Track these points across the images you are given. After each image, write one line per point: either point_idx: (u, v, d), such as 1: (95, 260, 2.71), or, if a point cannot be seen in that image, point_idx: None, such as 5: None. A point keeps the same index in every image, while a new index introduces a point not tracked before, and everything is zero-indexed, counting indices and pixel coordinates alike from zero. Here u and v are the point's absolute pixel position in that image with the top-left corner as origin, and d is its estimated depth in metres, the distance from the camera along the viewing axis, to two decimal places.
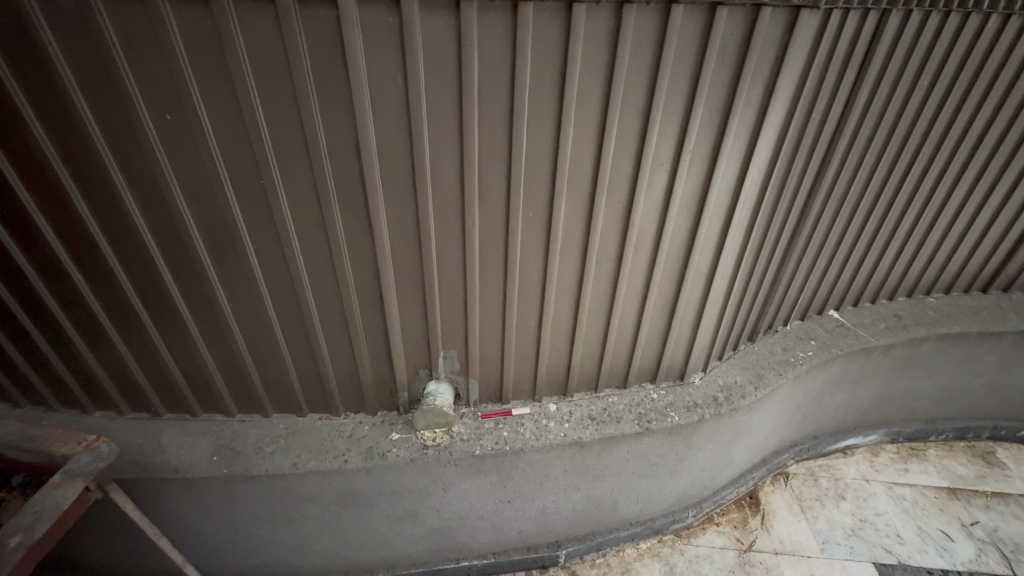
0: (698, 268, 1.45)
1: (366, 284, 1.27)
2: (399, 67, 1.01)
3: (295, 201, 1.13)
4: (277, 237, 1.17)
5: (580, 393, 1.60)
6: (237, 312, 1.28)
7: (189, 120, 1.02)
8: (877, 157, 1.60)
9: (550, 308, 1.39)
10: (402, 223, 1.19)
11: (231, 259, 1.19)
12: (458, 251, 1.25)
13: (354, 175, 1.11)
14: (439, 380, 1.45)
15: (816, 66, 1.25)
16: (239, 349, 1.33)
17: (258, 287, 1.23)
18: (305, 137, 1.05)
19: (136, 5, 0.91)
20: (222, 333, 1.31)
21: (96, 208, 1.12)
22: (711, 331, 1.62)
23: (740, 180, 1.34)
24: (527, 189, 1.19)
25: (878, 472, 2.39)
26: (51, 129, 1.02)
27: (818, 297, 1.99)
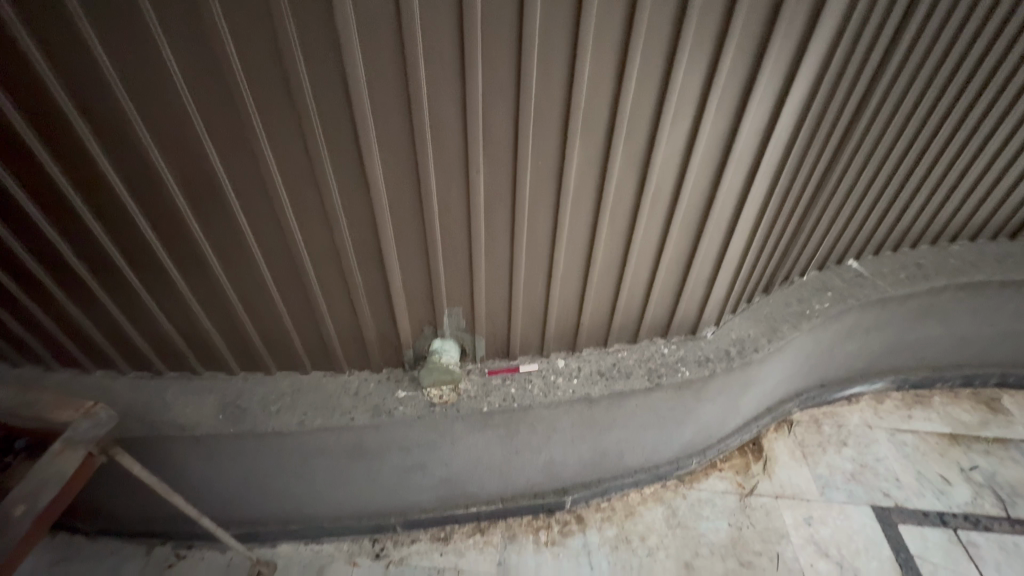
0: (719, 218, 1.35)
1: (365, 239, 1.19)
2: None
3: (282, 154, 1.03)
4: (267, 196, 1.08)
5: (590, 348, 1.56)
6: (232, 277, 1.22)
7: (151, 56, 0.88)
8: (924, 92, 1.44)
9: (559, 262, 1.31)
10: (400, 172, 1.09)
11: (222, 226, 1.12)
12: (462, 202, 1.16)
13: (345, 123, 1.00)
14: (444, 338, 1.41)
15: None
16: (234, 308, 1.27)
17: (251, 247, 1.16)
18: (286, 76, 0.93)
19: None
20: (215, 292, 1.24)
21: (63, 162, 1.01)
22: (727, 284, 1.55)
23: (772, 123, 1.21)
24: (537, 135, 1.08)
25: (881, 419, 2.41)
26: (9, 92, 0.91)
27: (838, 246, 1.90)
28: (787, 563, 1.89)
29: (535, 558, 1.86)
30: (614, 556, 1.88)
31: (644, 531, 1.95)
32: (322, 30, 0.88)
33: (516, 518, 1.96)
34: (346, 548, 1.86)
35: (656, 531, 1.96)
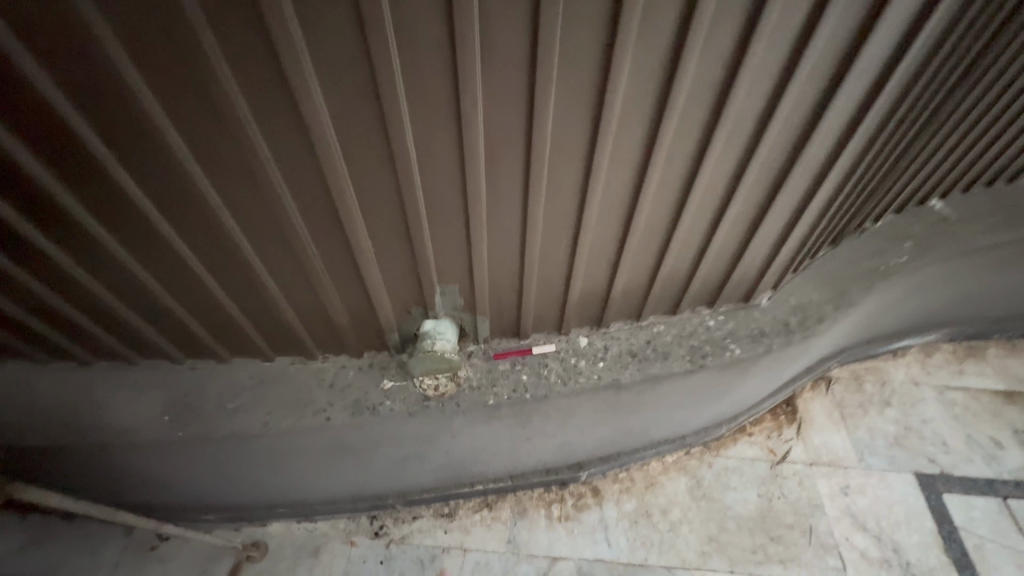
0: (809, 157, 0.98)
1: (313, 191, 0.85)
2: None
3: (166, 89, 0.69)
4: (164, 155, 0.76)
5: (619, 323, 1.26)
6: (154, 270, 0.93)
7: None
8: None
9: (588, 223, 0.98)
10: (353, 95, 0.73)
11: (121, 207, 0.82)
12: (450, 137, 0.80)
13: (253, 26, 0.63)
14: (438, 318, 1.11)
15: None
16: (146, 286, 0.95)
17: (166, 230, 0.86)
18: None
19: None
20: (119, 270, 0.92)
21: None
22: (799, 243, 1.21)
23: (916, 19, 0.80)
24: (561, 43, 0.71)
25: (929, 374, 2.17)
26: None
27: (927, 185, 1.52)
28: (820, 537, 1.74)
29: (547, 535, 1.71)
30: (633, 531, 1.74)
31: (666, 504, 1.79)
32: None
33: (526, 491, 1.79)
34: (342, 526, 1.71)
35: (678, 503, 1.80)
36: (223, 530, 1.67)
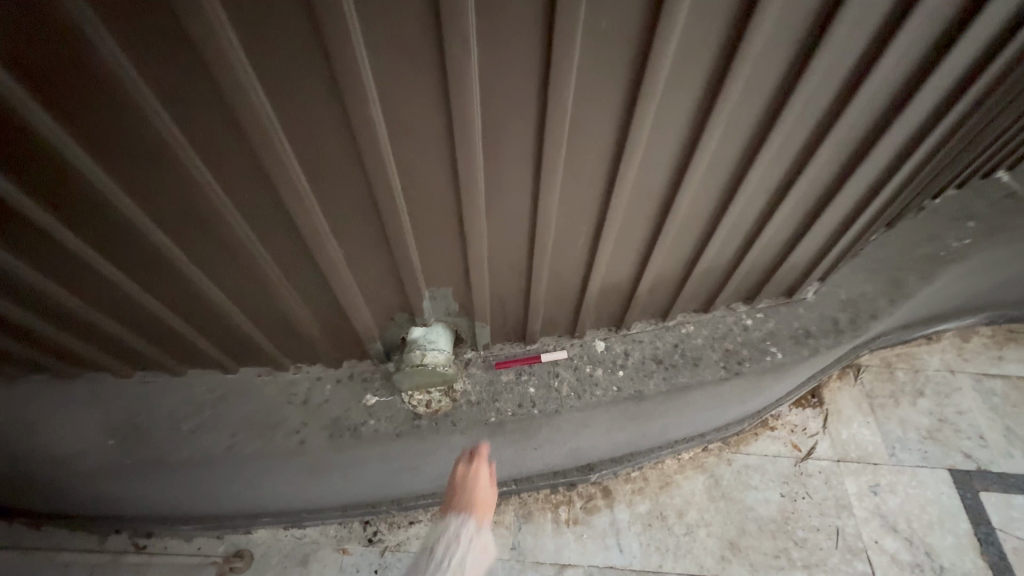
0: (897, 127, 0.77)
1: (235, 151, 0.63)
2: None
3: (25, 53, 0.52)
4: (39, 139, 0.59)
5: (641, 324, 1.08)
6: (56, 276, 0.75)
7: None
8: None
9: (611, 211, 0.79)
10: (293, 51, 0.54)
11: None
12: (414, 72, 0.58)
13: None
14: (428, 325, 0.93)
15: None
16: (40, 281, 0.75)
17: (62, 229, 0.69)
18: None
19: None
20: (8, 269, 0.72)
21: None
22: (861, 230, 1.01)
23: None
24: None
25: (966, 361, 2.01)
26: None
27: (1000, 156, 1.30)
28: (848, 540, 1.62)
29: (554, 541, 1.59)
30: (647, 535, 1.61)
31: (682, 506, 1.66)
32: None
33: (531, 493, 1.66)
34: (333, 533, 1.57)
35: (695, 504, 1.67)
36: (206, 535, 1.55)
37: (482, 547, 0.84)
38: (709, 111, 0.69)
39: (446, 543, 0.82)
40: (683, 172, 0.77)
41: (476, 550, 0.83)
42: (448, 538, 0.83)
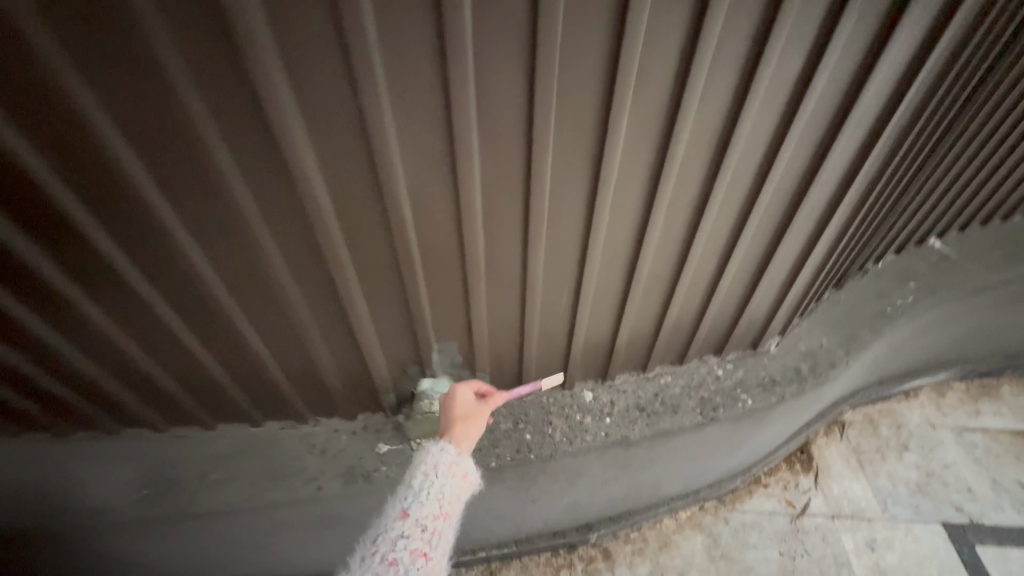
0: (809, 207, 0.96)
1: (292, 232, 0.77)
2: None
3: (179, 184, 0.69)
4: (162, 236, 0.74)
5: (625, 375, 1.19)
6: (137, 336, 0.87)
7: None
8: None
9: (589, 276, 0.95)
10: (350, 177, 0.72)
11: (114, 287, 0.80)
12: (434, 182, 0.75)
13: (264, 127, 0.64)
14: (435, 377, 1.05)
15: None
16: (101, 323, 0.84)
17: (155, 299, 0.82)
18: (152, 69, 0.58)
19: None
20: (82, 318, 0.83)
21: None
22: (805, 287, 1.17)
23: (907, 70, 0.79)
24: (560, 112, 0.70)
25: (945, 416, 2.10)
26: None
27: (927, 227, 1.49)
28: None
29: None
30: None
31: (682, 567, 1.67)
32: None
33: (532, 556, 1.67)
34: None
35: (695, 565, 1.68)
36: None
37: (464, 465, 0.86)
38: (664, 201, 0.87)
39: (423, 474, 0.83)
40: (644, 241, 0.92)
41: (458, 470, 0.85)
42: (427, 466, 0.84)
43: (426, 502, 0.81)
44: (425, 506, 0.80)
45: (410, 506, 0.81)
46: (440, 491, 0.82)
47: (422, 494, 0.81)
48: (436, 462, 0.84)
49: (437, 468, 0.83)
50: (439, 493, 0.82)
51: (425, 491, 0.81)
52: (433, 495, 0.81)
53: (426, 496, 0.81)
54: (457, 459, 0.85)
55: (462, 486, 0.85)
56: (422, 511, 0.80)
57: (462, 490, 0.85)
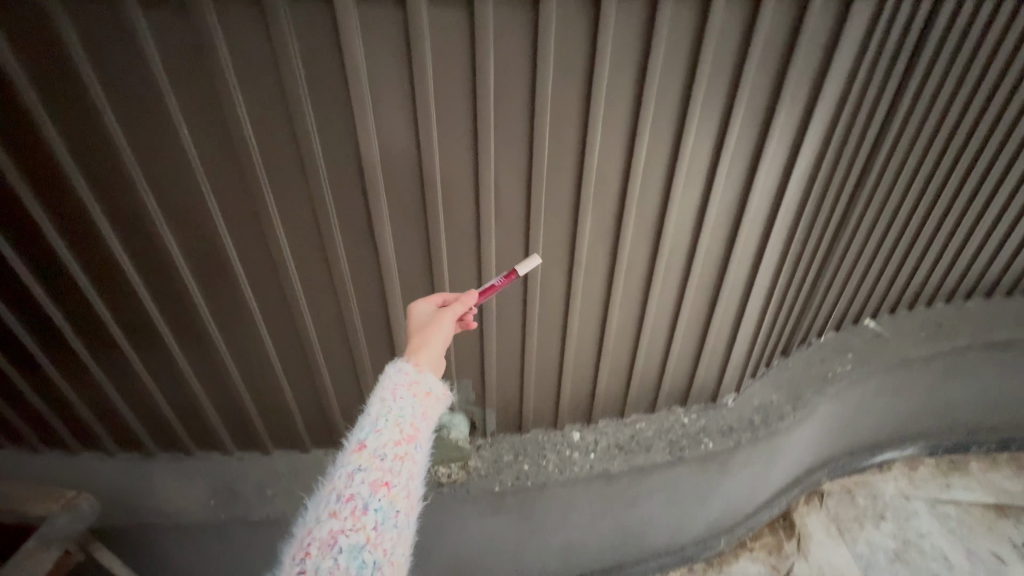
0: (732, 283, 1.29)
1: (368, 295, 1.12)
2: (400, 22, 0.79)
3: (303, 263, 1.05)
4: (285, 298, 1.09)
5: (606, 420, 1.47)
6: (244, 369, 1.20)
7: (61, 50, 0.76)
8: (952, 142, 1.35)
9: (572, 332, 1.26)
10: (411, 259, 1.08)
11: (242, 334, 1.14)
12: (469, 266, 1.11)
13: (362, 227, 1.01)
14: (452, 413, 1.34)
15: (898, 25, 1.03)
16: (221, 357, 1.16)
17: (265, 342, 1.15)
18: (311, 198, 0.96)
19: (131, 73, 0.79)
20: (209, 353, 1.16)
21: (92, 268, 1.00)
22: (747, 347, 1.51)
23: (781, 192, 1.16)
24: (547, 219, 1.06)
25: (918, 488, 2.24)
26: (57, 216, 0.92)
27: (855, 307, 1.81)
28: None
29: None
30: None
31: None
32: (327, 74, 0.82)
33: None
34: None
35: None
36: None
37: (427, 381, 0.75)
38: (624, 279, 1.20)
39: (382, 398, 0.71)
40: (610, 306, 1.24)
41: (420, 388, 0.74)
42: (386, 389, 0.73)
43: (384, 429, 0.68)
44: (383, 433, 0.67)
45: (365, 437, 0.67)
46: (401, 413, 0.70)
47: (378, 420, 0.68)
48: (393, 383, 0.73)
49: (395, 391, 0.72)
50: (400, 415, 0.69)
51: (383, 416, 0.69)
52: (393, 416, 0.69)
53: (384, 422, 0.68)
54: (417, 377, 0.74)
55: (429, 405, 0.73)
56: (380, 440, 0.67)
57: (429, 409, 0.73)
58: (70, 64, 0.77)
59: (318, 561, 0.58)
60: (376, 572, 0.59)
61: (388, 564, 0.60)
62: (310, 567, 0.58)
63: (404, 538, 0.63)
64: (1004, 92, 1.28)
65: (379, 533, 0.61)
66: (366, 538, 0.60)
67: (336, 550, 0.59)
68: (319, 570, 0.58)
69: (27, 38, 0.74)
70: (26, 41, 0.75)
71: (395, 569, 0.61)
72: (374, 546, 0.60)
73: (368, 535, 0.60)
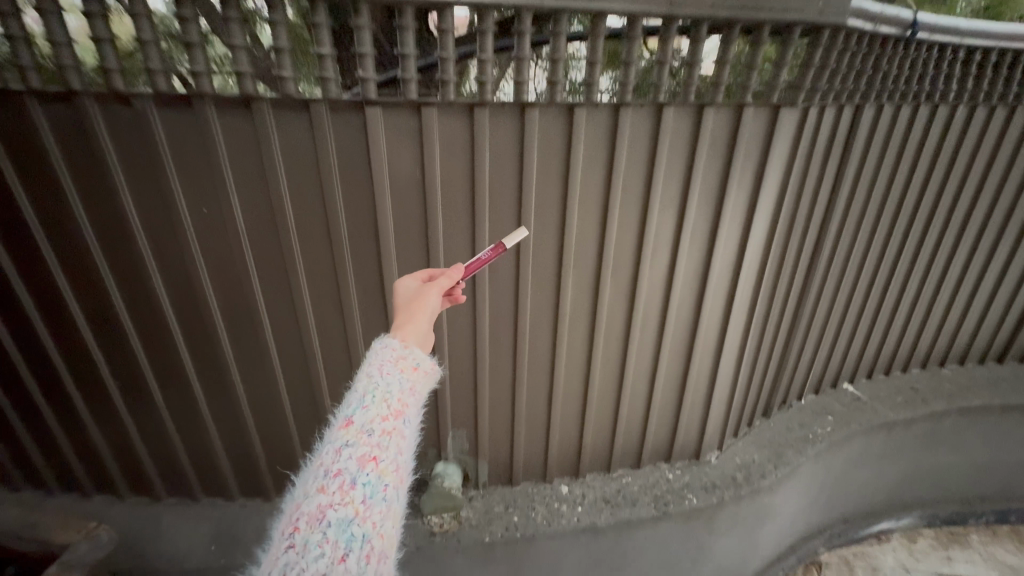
0: (702, 341, 1.43)
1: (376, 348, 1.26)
2: (416, 126, 1.00)
3: (321, 317, 1.20)
4: (303, 349, 1.23)
5: (593, 474, 1.55)
6: (258, 415, 1.32)
7: (149, 146, 0.97)
8: (880, 218, 1.60)
9: (559, 385, 1.38)
10: None
11: (261, 382, 1.27)
12: (466, 324, 1.26)
13: (374, 286, 1.17)
14: (446, 462, 1.42)
15: (823, 129, 1.26)
16: (239, 404, 1.28)
17: (280, 389, 1.28)
18: (334, 263, 1.13)
19: (202, 164, 1.00)
20: (229, 399, 1.28)
21: (139, 320, 1.16)
22: (725, 405, 1.61)
23: (738, 260, 1.33)
24: (535, 282, 1.22)
25: (919, 561, 2.20)
26: (120, 275, 1.10)
27: (830, 370, 1.93)
28: None
29: None
30: None
31: None
32: (356, 163, 1.02)
33: None
34: None
35: None
36: None
37: (413, 358, 0.73)
38: (604, 337, 1.34)
39: (370, 374, 0.69)
40: (592, 362, 1.36)
41: (407, 365, 0.72)
42: (373, 366, 0.71)
43: (372, 404, 0.65)
44: (370, 408, 0.64)
45: (352, 413, 0.64)
46: (388, 388, 0.68)
47: (366, 396, 0.66)
48: (379, 361, 0.71)
49: (382, 368, 0.70)
50: (388, 390, 0.67)
51: (370, 392, 0.66)
52: (381, 389, 0.67)
53: (372, 398, 0.66)
54: (404, 353, 0.73)
55: (416, 381, 0.72)
56: (368, 415, 0.64)
57: (416, 385, 0.71)
58: (156, 158, 0.98)
59: (305, 536, 0.54)
60: (365, 545, 0.55)
61: (378, 538, 0.56)
62: (298, 542, 0.53)
63: (392, 512, 0.60)
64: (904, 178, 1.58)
65: (368, 506, 0.57)
66: (354, 512, 0.56)
67: (325, 524, 0.55)
68: (306, 545, 0.53)
69: (127, 138, 0.96)
70: (126, 140, 0.96)
71: (385, 543, 0.57)
72: (363, 520, 0.56)
73: (357, 508, 0.57)
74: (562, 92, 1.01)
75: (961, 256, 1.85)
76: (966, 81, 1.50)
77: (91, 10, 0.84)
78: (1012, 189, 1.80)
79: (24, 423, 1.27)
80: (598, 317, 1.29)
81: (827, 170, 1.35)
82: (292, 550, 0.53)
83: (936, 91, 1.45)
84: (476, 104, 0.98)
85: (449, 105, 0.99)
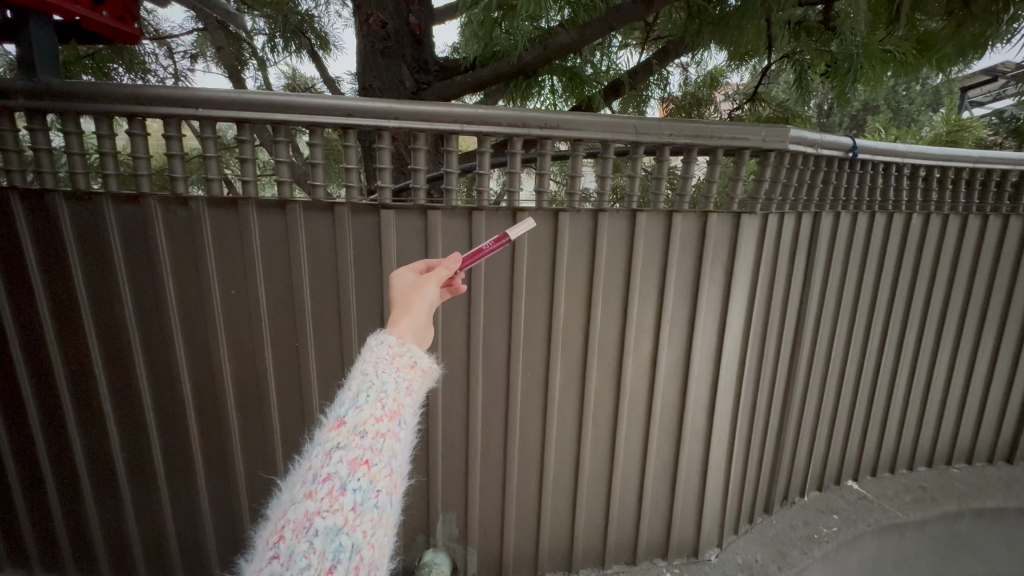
0: (691, 427, 1.46)
1: None
2: (423, 225, 1.17)
3: (324, 393, 1.27)
4: (304, 424, 1.29)
5: (586, 569, 1.50)
6: (251, 492, 1.33)
7: (195, 236, 1.13)
8: (856, 312, 1.70)
9: (550, 467, 1.39)
10: None
11: (259, 456, 1.30)
12: (461, 404, 1.32)
13: None
14: (435, 550, 1.38)
15: (785, 232, 1.41)
16: (235, 478, 1.31)
17: (275, 463, 1.30)
18: (341, 342, 1.23)
19: (238, 252, 1.15)
20: (226, 475, 1.31)
21: (156, 391, 1.24)
22: (721, 497, 1.58)
23: (720, 347, 1.41)
24: (526, 363, 1.30)
25: None
26: (147, 348, 1.20)
27: (830, 465, 1.91)
28: None
29: None
30: None
31: None
32: (368, 256, 1.17)
33: None
34: None
35: None
36: None
37: (411, 355, 0.66)
38: (593, 421, 1.38)
39: (369, 365, 0.64)
40: (582, 445, 1.39)
41: (404, 362, 0.66)
42: (369, 358, 0.65)
43: (365, 404, 0.60)
44: (363, 409, 0.59)
45: (344, 414, 0.60)
46: (383, 387, 0.62)
47: (359, 395, 0.61)
48: (375, 357, 0.65)
49: (377, 365, 0.64)
50: (383, 389, 0.62)
51: (364, 391, 0.61)
52: (378, 387, 0.62)
53: (365, 397, 0.61)
54: (400, 350, 0.66)
55: (414, 379, 0.65)
56: (361, 416, 0.59)
57: (414, 383, 0.65)
58: (199, 245, 1.14)
59: (291, 546, 0.51)
60: (356, 557, 0.52)
61: (369, 548, 0.54)
62: (282, 553, 0.50)
63: (386, 520, 0.57)
64: (873, 277, 1.70)
65: (358, 515, 0.54)
66: (343, 521, 0.53)
67: (311, 534, 0.51)
68: (291, 556, 0.50)
69: (179, 228, 1.13)
70: (177, 231, 1.13)
71: (376, 553, 0.54)
72: (352, 530, 0.53)
73: (346, 517, 0.53)
74: (547, 200, 1.20)
75: (943, 351, 1.93)
76: (917, 194, 1.70)
77: (170, 134, 1.06)
78: (983, 288, 1.92)
79: (26, 493, 1.30)
80: (586, 400, 1.35)
81: (796, 266, 1.47)
82: (276, 561, 0.50)
83: (888, 201, 1.63)
84: (475, 210, 1.16)
85: (451, 207, 1.16)
